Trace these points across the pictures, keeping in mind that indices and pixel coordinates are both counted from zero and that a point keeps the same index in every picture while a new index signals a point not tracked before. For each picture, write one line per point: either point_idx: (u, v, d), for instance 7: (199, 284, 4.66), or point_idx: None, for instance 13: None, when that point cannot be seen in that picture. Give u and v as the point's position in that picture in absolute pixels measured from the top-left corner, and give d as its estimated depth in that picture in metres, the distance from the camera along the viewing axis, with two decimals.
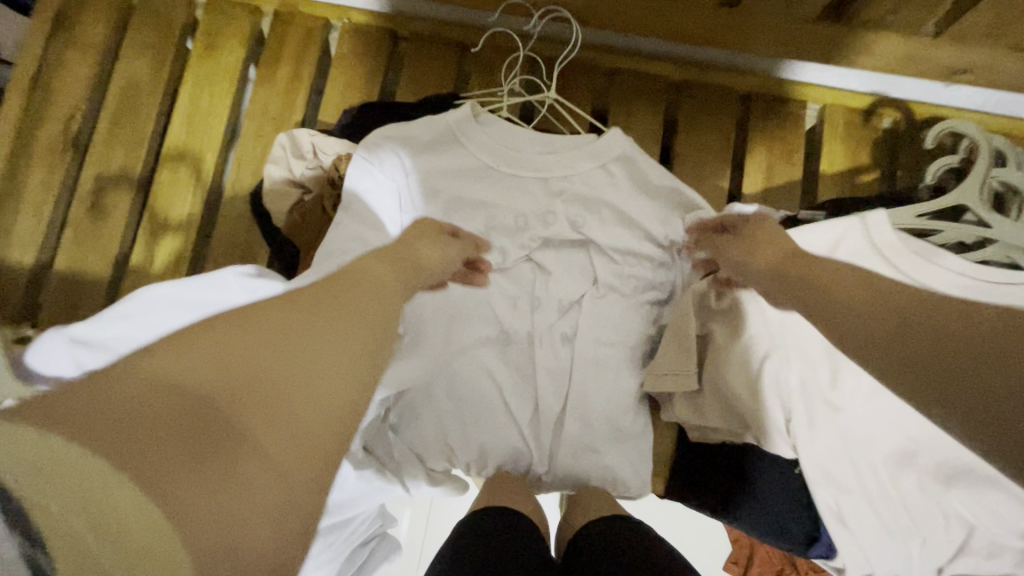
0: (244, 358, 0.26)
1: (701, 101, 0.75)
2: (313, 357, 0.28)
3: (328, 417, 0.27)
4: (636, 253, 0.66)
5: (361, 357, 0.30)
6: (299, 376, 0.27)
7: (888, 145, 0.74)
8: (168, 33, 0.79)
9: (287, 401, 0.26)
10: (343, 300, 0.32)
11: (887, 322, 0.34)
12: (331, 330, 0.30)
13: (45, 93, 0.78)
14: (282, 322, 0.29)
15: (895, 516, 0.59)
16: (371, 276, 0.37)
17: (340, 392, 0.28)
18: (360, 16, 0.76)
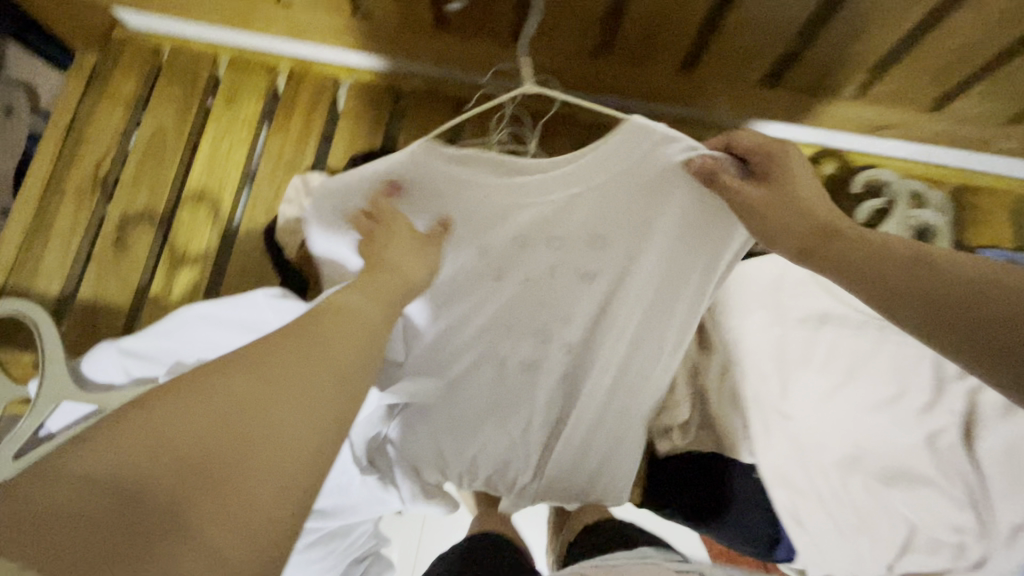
0: (191, 437, 0.29)
1: None
2: (261, 424, 0.31)
3: (279, 478, 0.30)
4: (658, 287, 0.59)
5: (314, 414, 0.32)
6: (247, 446, 0.30)
7: None
8: (193, 90, 0.88)
9: (236, 469, 0.29)
10: (300, 358, 0.34)
11: (872, 261, 0.45)
12: (279, 391, 0.32)
13: (78, 140, 0.86)
14: (235, 389, 0.31)
15: (845, 514, 0.67)
16: (348, 323, 0.39)
17: (288, 451, 0.31)
18: (366, 75, 0.87)
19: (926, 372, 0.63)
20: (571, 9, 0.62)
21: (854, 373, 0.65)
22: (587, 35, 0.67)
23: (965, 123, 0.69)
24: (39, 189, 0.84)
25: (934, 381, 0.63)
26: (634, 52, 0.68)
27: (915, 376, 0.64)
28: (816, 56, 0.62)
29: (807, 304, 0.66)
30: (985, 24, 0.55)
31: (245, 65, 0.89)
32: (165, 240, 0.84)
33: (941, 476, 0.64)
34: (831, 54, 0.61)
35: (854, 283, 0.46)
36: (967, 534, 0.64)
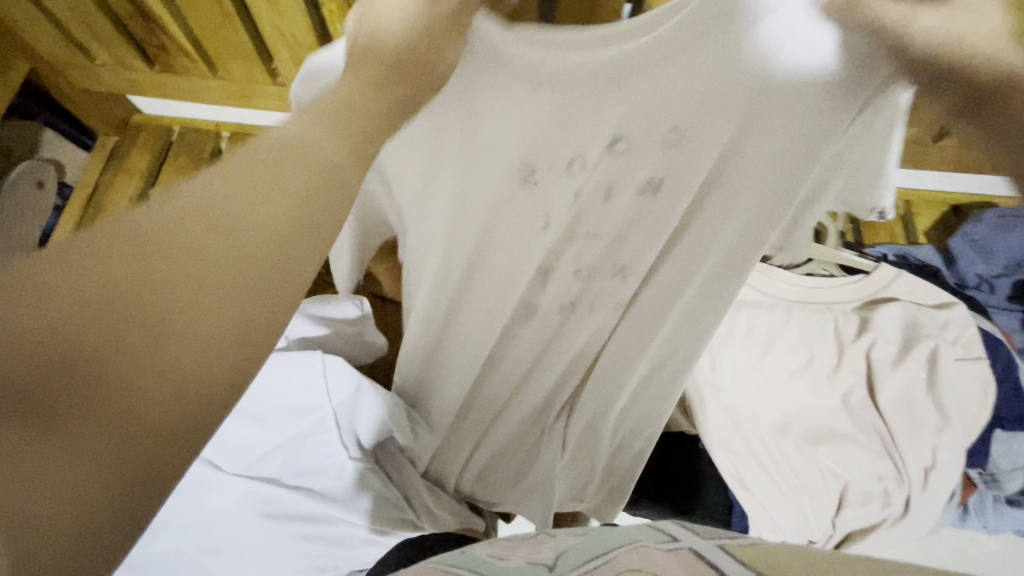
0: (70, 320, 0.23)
1: None
2: (158, 315, 0.24)
3: (178, 386, 0.23)
4: (722, 247, 0.46)
5: (244, 295, 0.25)
6: (142, 335, 0.23)
7: None
8: (199, 161, 1.03)
9: (116, 374, 0.22)
10: (231, 221, 0.27)
11: None
12: (208, 258, 0.25)
13: (98, 206, 0.99)
14: (140, 250, 0.25)
15: (785, 476, 0.74)
16: (302, 160, 0.29)
17: (205, 340, 0.24)
18: None
19: (829, 339, 0.74)
20: None
21: (771, 344, 0.74)
22: None
23: None
24: None
25: (837, 346, 0.74)
26: None
27: (821, 344, 0.75)
28: None
29: None
30: None
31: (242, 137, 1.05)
32: None
33: (858, 432, 0.73)
34: None
35: None
36: (888, 481, 0.73)
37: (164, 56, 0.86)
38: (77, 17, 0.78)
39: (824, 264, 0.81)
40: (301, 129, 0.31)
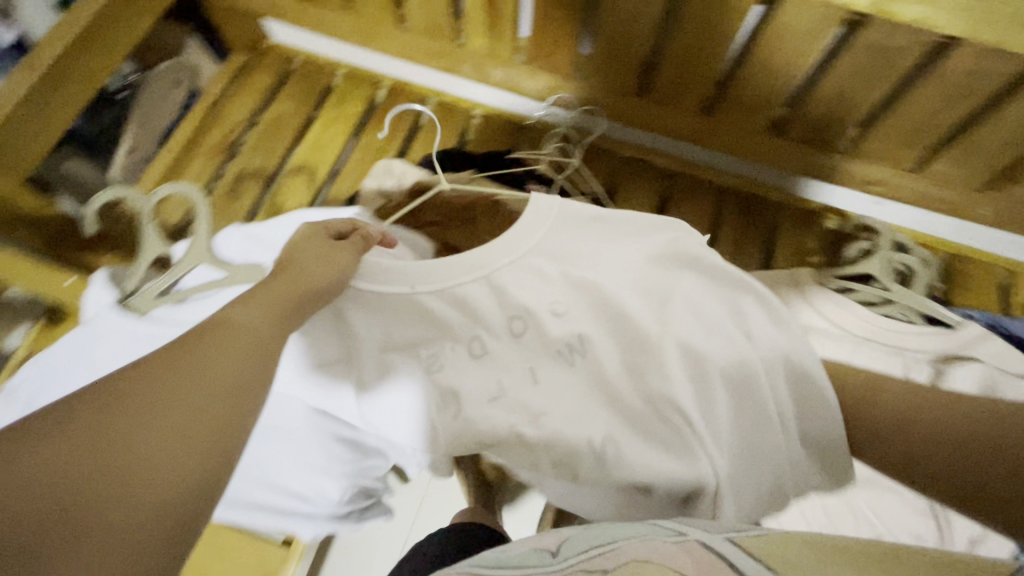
0: (52, 484, 0.29)
1: (689, 187, 0.99)
2: (117, 455, 0.31)
3: (168, 481, 0.32)
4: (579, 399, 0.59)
5: (209, 422, 0.35)
6: (136, 454, 0.32)
7: (833, 239, 0.96)
8: (313, 91, 1.10)
9: (92, 519, 0.29)
10: (200, 365, 0.37)
11: (940, 426, 0.56)
12: (177, 394, 0.35)
13: (218, 113, 1.07)
14: (91, 422, 0.32)
15: (815, 512, 0.72)
16: (235, 336, 0.41)
17: (188, 444, 0.33)
18: (448, 96, 1.07)
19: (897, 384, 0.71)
20: (621, 52, 0.80)
21: None
22: (633, 80, 0.85)
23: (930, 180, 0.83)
24: (180, 143, 1.03)
25: None
26: (665, 96, 0.86)
27: None
28: (809, 111, 0.79)
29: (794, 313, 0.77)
30: (943, 97, 0.68)
31: (356, 76, 1.11)
32: (267, 194, 1.01)
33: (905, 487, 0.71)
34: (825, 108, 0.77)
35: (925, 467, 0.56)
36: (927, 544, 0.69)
37: None
38: None
39: (905, 309, 0.77)
40: (238, 309, 0.43)
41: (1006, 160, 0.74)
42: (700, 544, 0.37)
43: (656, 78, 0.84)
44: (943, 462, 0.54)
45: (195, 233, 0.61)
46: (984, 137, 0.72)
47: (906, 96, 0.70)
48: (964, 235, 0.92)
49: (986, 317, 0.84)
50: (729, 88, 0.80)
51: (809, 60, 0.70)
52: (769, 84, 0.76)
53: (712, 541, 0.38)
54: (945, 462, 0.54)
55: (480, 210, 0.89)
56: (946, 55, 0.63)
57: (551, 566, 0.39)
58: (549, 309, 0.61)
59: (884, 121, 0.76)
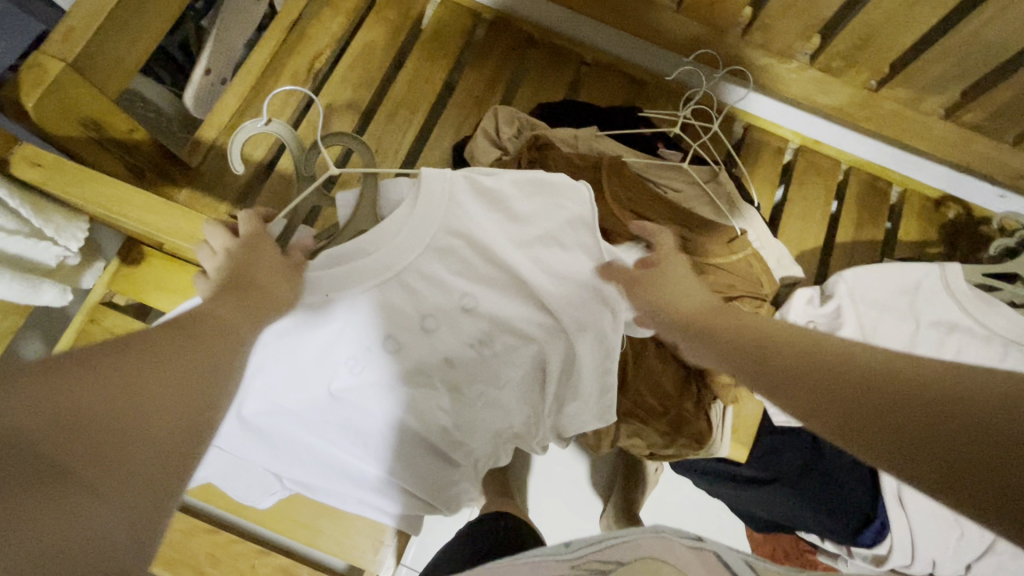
0: (76, 407, 0.31)
1: (813, 164, 0.94)
2: (142, 404, 0.33)
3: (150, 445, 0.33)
4: (500, 377, 0.56)
5: (184, 388, 0.35)
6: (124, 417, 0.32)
7: (952, 230, 0.93)
8: (406, 17, 0.98)
9: (108, 442, 0.31)
10: (187, 347, 0.37)
11: (805, 365, 0.40)
12: (162, 364, 0.36)
13: (300, 36, 0.94)
14: (123, 367, 0.34)
15: (943, 510, 0.72)
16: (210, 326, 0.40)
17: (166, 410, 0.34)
18: (561, 40, 0.97)
19: None
20: (795, 12, 0.72)
21: None
22: (800, 41, 0.78)
23: None
24: (260, 68, 0.91)
25: None
26: (829, 64, 0.79)
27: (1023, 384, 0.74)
28: (991, 97, 0.73)
29: (937, 311, 0.75)
30: None
31: (454, 7, 1.00)
32: (359, 134, 0.92)
33: None
34: (1010, 98, 0.71)
35: (868, 440, 0.34)
36: None
37: None
38: None
39: None
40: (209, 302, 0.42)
41: None
42: (716, 555, 0.43)
43: (828, 41, 0.76)
44: (868, 427, 0.34)
45: (365, 179, 0.51)
46: None
47: None
48: None
49: None
50: (913, 61, 0.73)
51: (1020, 39, 0.64)
52: (962, 61, 0.70)
53: (727, 555, 0.43)
54: (780, 374, 0.40)
55: (606, 169, 0.82)
56: None
57: (563, 556, 0.45)
58: (456, 332, 0.53)
59: None
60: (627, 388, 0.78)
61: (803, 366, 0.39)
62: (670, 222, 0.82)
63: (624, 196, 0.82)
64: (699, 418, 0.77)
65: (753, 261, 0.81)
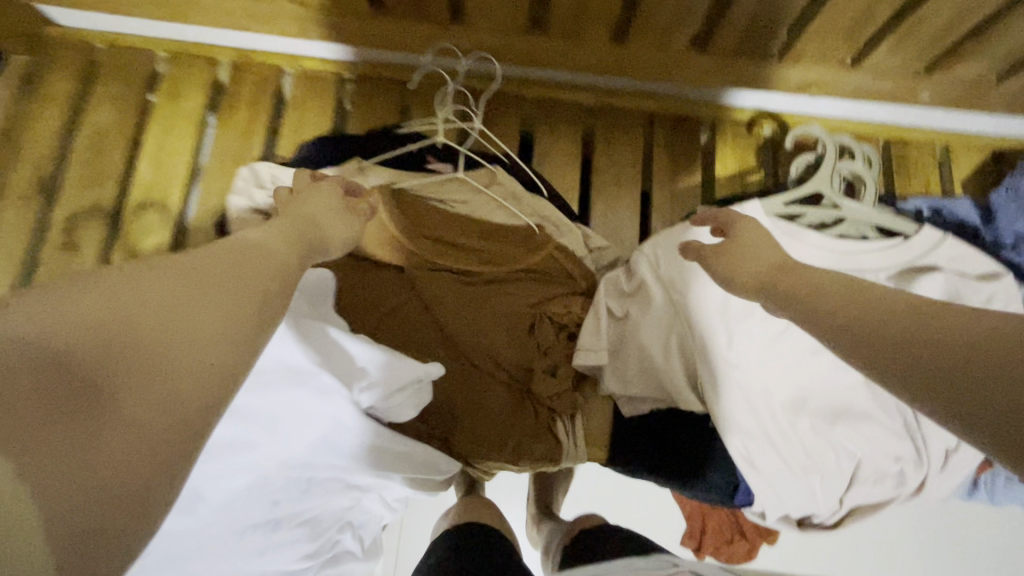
0: (105, 329, 0.29)
1: (612, 120, 0.88)
2: (177, 344, 0.31)
3: (201, 368, 0.31)
4: (261, 495, 0.50)
5: (231, 309, 0.34)
6: (170, 332, 0.31)
7: (770, 148, 0.89)
8: (134, 85, 0.86)
9: (153, 361, 0.30)
10: (231, 273, 0.36)
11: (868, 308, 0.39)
12: (213, 285, 0.34)
13: (15, 144, 0.83)
14: (153, 290, 0.32)
15: (797, 456, 0.70)
16: (256, 258, 0.40)
17: (211, 346, 0.32)
18: (311, 63, 0.87)
19: None
20: None
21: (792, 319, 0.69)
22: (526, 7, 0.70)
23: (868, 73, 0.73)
24: None
25: None
26: (567, 26, 0.72)
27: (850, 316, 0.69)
28: (732, 21, 0.67)
29: None
30: None
31: (184, 59, 0.88)
32: (115, 235, 0.82)
33: (876, 410, 0.70)
34: (749, 14, 0.65)
35: (908, 382, 0.33)
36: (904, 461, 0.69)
37: None
38: None
39: (857, 226, 0.72)
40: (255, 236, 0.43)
41: (943, 41, 0.66)
42: None
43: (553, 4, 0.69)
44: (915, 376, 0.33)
45: None
46: (932, 18, 0.62)
47: None
48: (896, 115, 0.88)
49: (933, 205, 0.83)
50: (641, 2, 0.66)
51: None
52: None
53: None
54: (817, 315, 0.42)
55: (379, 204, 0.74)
56: None
57: None
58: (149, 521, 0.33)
59: (817, 13, 0.64)
60: (460, 431, 0.73)
61: (855, 314, 0.39)
62: (464, 239, 0.77)
63: (408, 228, 0.76)
64: (540, 437, 0.74)
65: (559, 253, 0.75)
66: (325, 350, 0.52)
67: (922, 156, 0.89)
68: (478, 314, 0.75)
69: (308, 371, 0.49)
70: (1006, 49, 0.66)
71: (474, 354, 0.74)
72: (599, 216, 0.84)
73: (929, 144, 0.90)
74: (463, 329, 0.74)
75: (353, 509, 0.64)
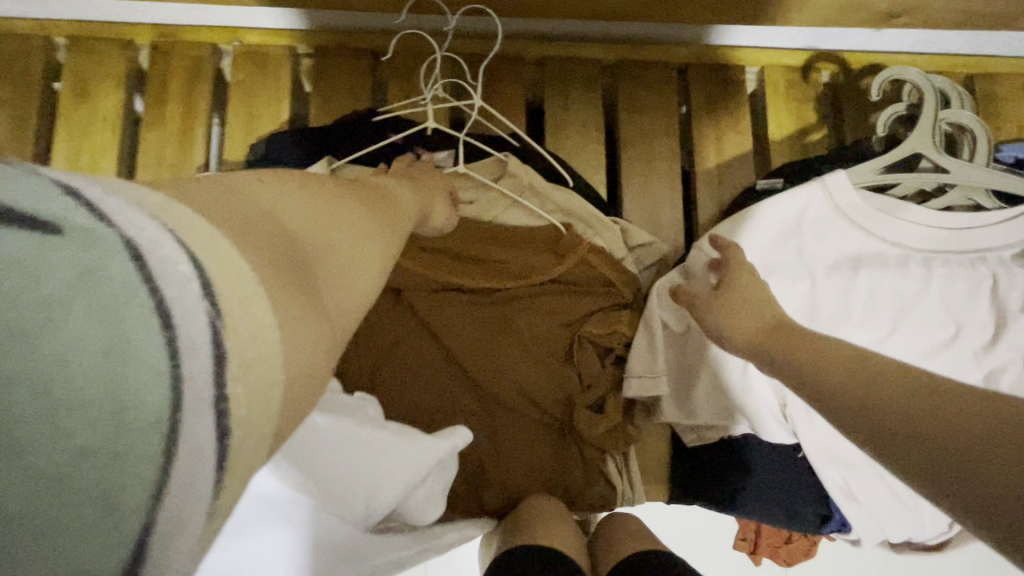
0: (306, 216, 0.27)
1: (638, 77, 0.70)
2: (355, 255, 0.29)
3: (365, 288, 0.29)
4: None
5: (383, 243, 0.34)
6: (347, 240, 0.29)
7: (830, 97, 0.73)
8: (28, 83, 0.67)
9: (339, 263, 0.27)
10: (378, 210, 0.36)
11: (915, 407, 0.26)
12: (371, 217, 0.34)
13: None
14: (330, 201, 0.30)
15: (904, 480, 0.58)
16: (395, 205, 0.40)
17: (370, 268, 0.30)
18: (253, 36, 0.68)
19: (984, 306, 0.54)
20: None
21: (896, 319, 0.56)
22: None
23: None
24: None
25: (994, 315, 0.54)
26: None
27: (969, 311, 0.55)
28: None
29: (836, 246, 0.56)
30: None
31: (90, 43, 0.69)
32: None
33: None
34: None
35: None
36: None
37: None
38: None
39: (966, 191, 0.57)
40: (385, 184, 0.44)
41: None
42: None
43: None
44: None
45: None
46: None
47: None
48: (982, 44, 0.72)
49: None
50: None
51: None
52: None
53: None
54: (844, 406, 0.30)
55: None
56: None
57: None
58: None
59: None
60: (492, 488, 0.60)
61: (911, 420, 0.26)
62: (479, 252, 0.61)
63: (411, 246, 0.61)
64: (590, 484, 0.61)
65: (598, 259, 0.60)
66: (319, 456, 0.37)
67: (1014, 92, 0.74)
68: (504, 344, 0.60)
69: (288, 499, 0.35)
70: None
71: (502, 395, 0.60)
72: (633, 204, 0.68)
73: (1022, 79, 0.74)
74: (487, 366, 0.60)
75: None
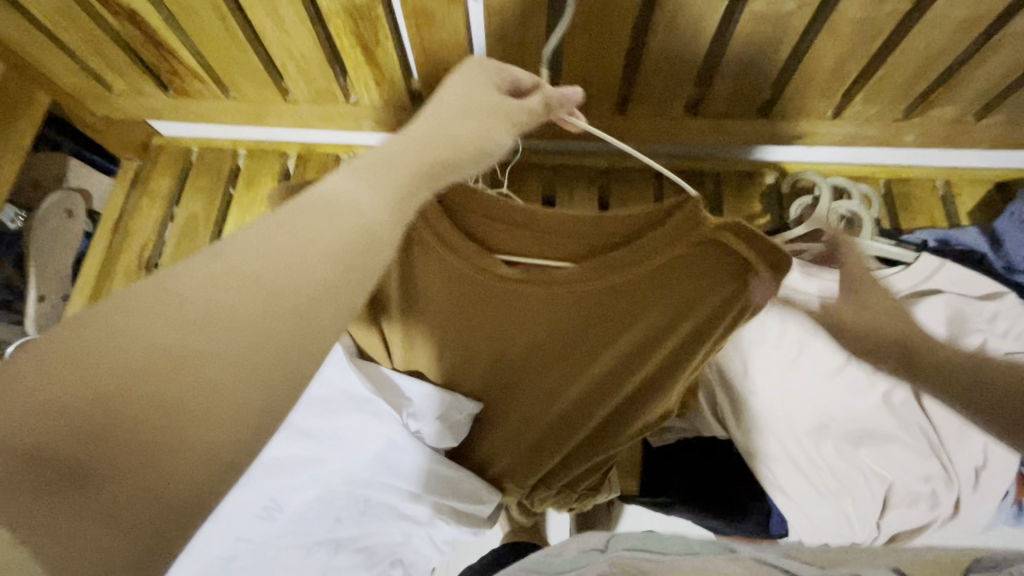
0: (75, 395, 0.22)
1: (625, 179, 0.98)
2: (181, 405, 0.23)
3: (214, 432, 0.24)
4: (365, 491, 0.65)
5: (260, 356, 0.26)
6: (174, 386, 0.23)
7: (774, 196, 0.92)
8: (219, 182, 1.04)
9: (132, 447, 0.22)
10: (281, 272, 0.27)
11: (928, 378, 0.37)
12: (250, 314, 0.26)
13: (124, 232, 1.01)
14: (160, 322, 0.24)
15: (825, 480, 0.72)
16: (341, 217, 0.31)
17: (220, 409, 0.24)
18: (361, 150, 1.02)
19: None
20: None
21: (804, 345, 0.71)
22: None
23: (850, 124, 0.81)
24: (94, 276, 0.98)
25: None
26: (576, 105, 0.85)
27: None
28: (716, 91, 0.77)
29: None
30: (840, 49, 0.68)
31: (260, 154, 1.05)
32: None
33: (902, 432, 0.69)
34: (732, 82, 0.75)
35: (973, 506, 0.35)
36: (937, 482, 0.69)
37: (178, 80, 0.87)
38: (90, 45, 0.80)
39: (860, 257, 0.77)
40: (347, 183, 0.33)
41: (912, 92, 0.74)
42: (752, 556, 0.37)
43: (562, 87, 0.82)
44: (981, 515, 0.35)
45: None
46: (894, 75, 0.70)
47: (803, 57, 0.70)
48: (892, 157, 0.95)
49: (938, 235, 0.87)
50: (635, 84, 0.78)
51: (701, 42, 0.69)
52: (667, 71, 0.74)
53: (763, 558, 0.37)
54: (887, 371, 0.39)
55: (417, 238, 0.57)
56: (834, 7, 0.63)
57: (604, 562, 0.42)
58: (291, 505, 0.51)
59: (791, 78, 0.74)
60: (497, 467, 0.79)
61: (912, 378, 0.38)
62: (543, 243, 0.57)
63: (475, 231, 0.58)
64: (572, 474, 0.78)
65: (693, 221, 0.50)
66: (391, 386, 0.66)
67: (924, 192, 0.94)
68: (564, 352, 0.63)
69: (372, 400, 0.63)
70: (971, 96, 0.74)
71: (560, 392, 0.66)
72: None
73: (930, 182, 0.95)
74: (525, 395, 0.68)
75: (405, 546, 0.72)
